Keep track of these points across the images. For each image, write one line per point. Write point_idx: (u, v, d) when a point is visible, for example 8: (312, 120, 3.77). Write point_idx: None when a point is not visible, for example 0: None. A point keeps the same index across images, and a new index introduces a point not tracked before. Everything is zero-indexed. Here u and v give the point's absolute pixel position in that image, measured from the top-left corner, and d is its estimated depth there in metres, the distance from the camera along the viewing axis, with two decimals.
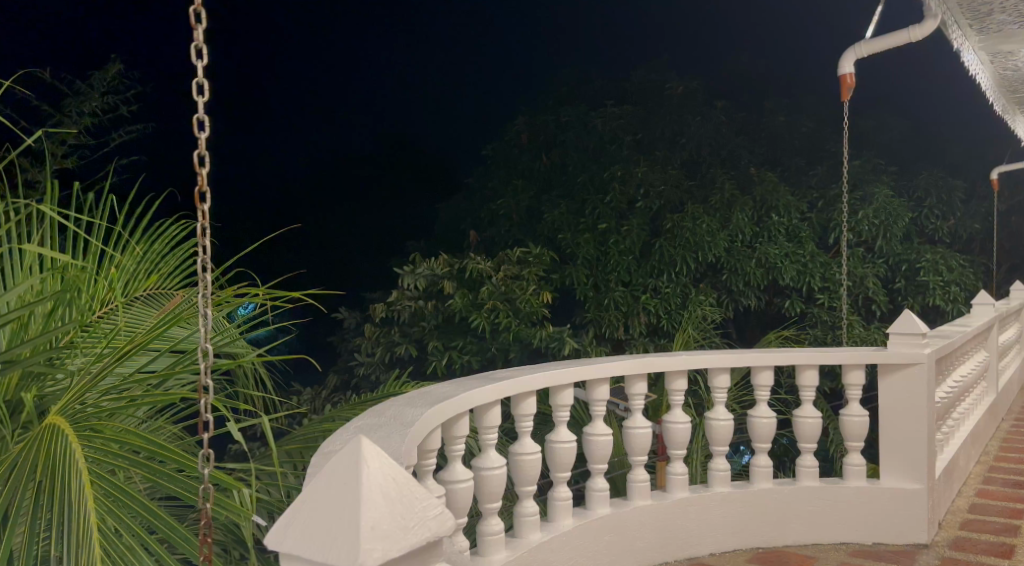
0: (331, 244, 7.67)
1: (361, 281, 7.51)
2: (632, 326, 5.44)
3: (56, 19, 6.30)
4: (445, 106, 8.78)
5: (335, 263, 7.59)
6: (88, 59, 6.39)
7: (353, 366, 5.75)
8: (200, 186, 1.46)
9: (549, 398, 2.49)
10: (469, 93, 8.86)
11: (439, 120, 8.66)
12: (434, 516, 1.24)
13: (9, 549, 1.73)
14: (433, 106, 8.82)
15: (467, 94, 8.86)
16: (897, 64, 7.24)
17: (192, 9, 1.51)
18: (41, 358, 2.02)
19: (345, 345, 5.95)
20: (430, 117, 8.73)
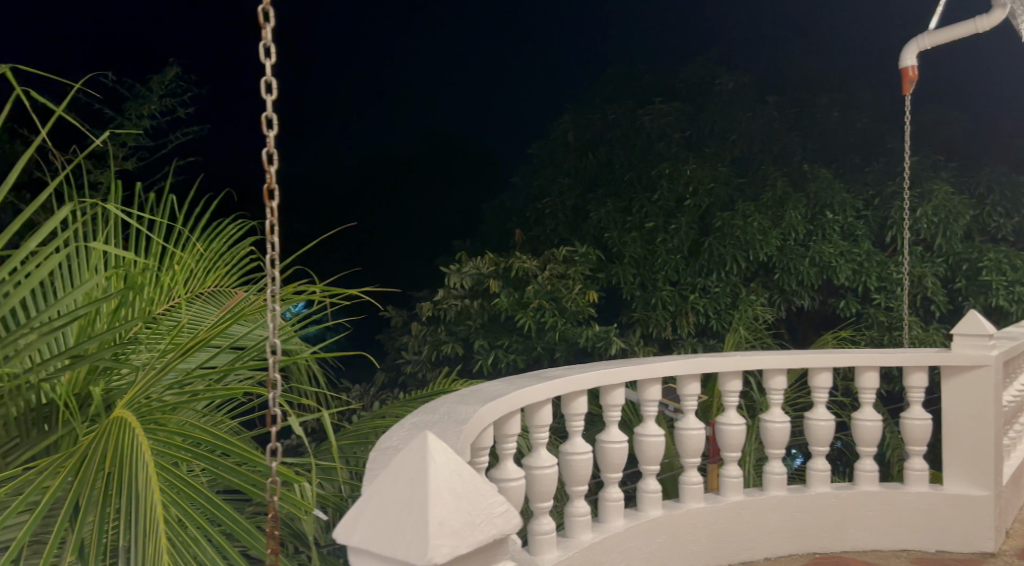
0: (378, 244, 7.54)
1: (405, 282, 7.47)
2: (681, 325, 5.42)
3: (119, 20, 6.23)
4: (491, 97, 8.12)
5: (381, 262, 7.52)
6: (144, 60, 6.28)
7: (400, 364, 5.77)
8: (268, 182, 1.51)
9: (600, 398, 2.47)
10: (513, 80, 8.10)
11: (481, 116, 8.07)
12: (499, 512, 1.24)
13: (79, 538, 1.77)
14: (481, 94, 8.13)
15: (510, 86, 8.10)
16: (971, 54, 6.83)
17: (260, 9, 1.55)
18: (107, 354, 2.06)
19: (392, 343, 5.96)
20: (475, 108, 8.07)
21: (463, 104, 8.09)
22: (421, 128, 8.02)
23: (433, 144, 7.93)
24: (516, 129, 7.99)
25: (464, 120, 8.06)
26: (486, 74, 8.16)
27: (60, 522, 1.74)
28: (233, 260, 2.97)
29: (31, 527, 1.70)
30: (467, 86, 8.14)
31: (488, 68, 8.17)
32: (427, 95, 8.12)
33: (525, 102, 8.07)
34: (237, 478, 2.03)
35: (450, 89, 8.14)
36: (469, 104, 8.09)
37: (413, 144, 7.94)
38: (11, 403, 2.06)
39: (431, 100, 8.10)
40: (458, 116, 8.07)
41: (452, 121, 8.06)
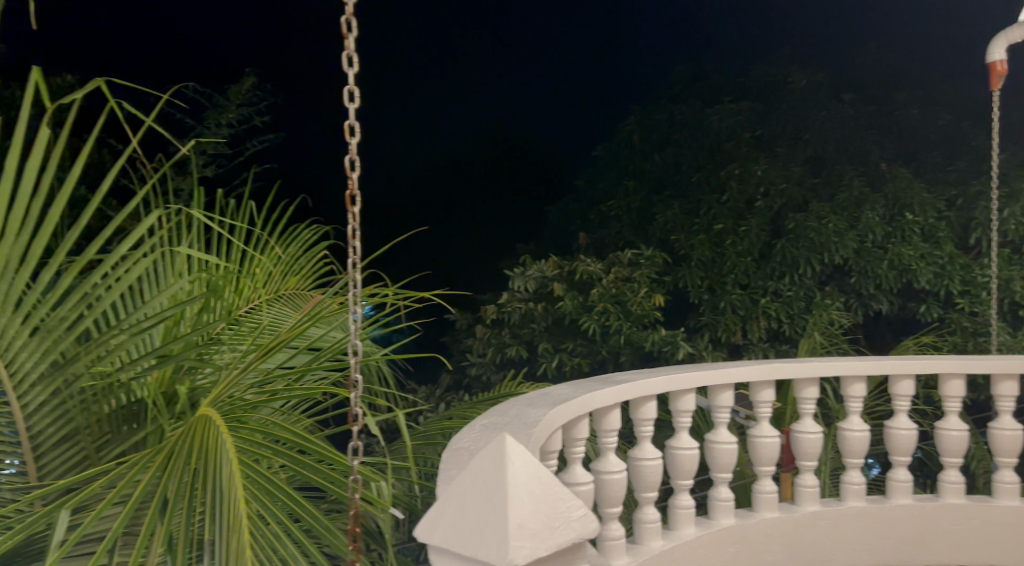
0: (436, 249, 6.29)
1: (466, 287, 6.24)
2: (752, 330, 5.29)
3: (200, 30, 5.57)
4: (562, 84, 6.69)
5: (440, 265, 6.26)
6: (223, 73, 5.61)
7: (465, 367, 5.70)
8: (351, 188, 1.62)
9: (670, 403, 2.47)
10: (582, 64, 6.67)
11: (548, 111, 6.67)
12: (578, 517, 1.30)
13: (168, 532, 1.84)
14: (548, 83, 6.70)
15: (575, 73, 6.69)
16: None
17: (345, 18, 1.62)
18: (191, 354, 2.12)
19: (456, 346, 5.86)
20: (545, 103, 6.67)
21: (534, 98, 6.67)
22: (485, 128, 6.62)
23: (501, 150, 6.60)
24: (586, 128, 6.63)
25: (536, 121, 6.66)
26: (555, 60, 6.69)
27: (151, 517, 1.80)
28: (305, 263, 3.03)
29: (124, 521, 1.74)
30: (535, 75, 6.70)
31: (554, 47, 6.68)
32: (486, 86, 6.63)
33: (593, 95, 6.63)
34: (319, 477, 2.09)
35: (517, 79, 6.68)
36: (539, 98, 6.67)
37: (475, 148, 6.58)
38: (102, 401, 2.14)
39: (492, 93, 6.64)
40: (525, 114, 6.66)
41: (524, 121, 6.65)
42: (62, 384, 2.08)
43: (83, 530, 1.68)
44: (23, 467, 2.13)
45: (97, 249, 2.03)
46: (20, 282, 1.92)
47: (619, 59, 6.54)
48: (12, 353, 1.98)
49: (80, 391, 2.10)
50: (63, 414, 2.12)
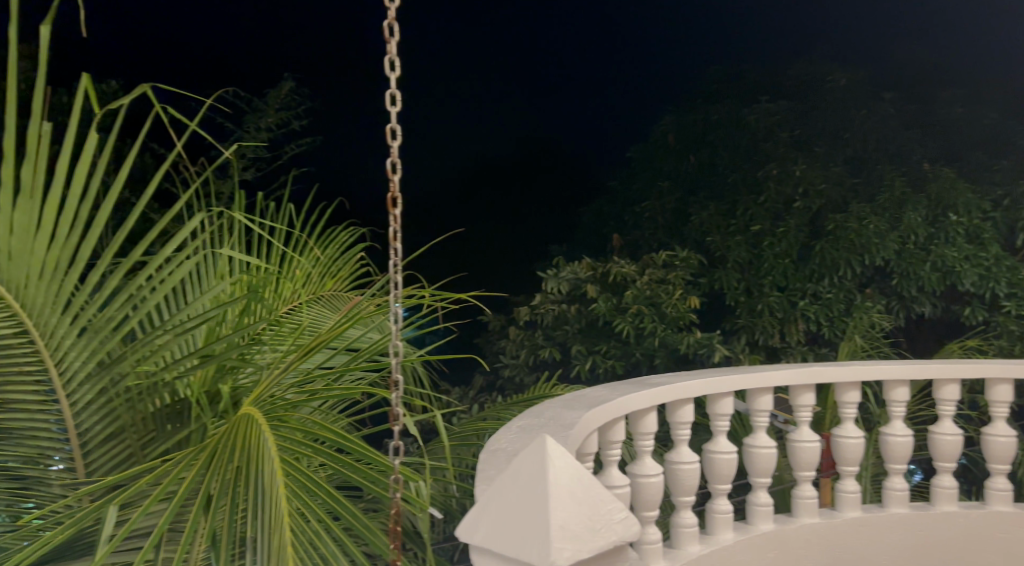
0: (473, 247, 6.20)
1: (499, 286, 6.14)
2: (790, 333, 5.02)
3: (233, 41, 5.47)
4: (589, 87, 6.58)
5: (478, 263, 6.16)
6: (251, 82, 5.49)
7: (500, 368, 5.65)
8: (392, 190, 1.66)
9: (707, 406, 2.46)
10: (609, 65, 6.51)
11: (573, 115, 6.61)
12: (620, 519, 1.32)
13: (211, 528, 1.87)
14: (575, 87, 6.59)
15: (600, 75, 6.55)
16: None
17: (388, 23, 1.67)
18: (233, 354, 2.16)
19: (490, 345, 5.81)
20: (573, 106, 6.60)
21: (562, 102, 6.59)
22: (516, 133, 6.56)
23: (532, 156, 6.57)
24: (614, 130, 6.53)
25: (565, 124, 6.61)
26: (583, 62, 6.52)
27: (195, 513, 1.83)
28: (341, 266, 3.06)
29: (170, 516, 1.77)
30: (563, 78, 6.56)
31: (576, 50, 6.49)
32: (514, 91, 6.52)
33: (621, 99, 6.51)
34: (359, 476, 2.11)
35: (546, 83, 6.55)
36: (566, 102, 6.59)
37: (507, 154, 6.54)
38: (147, 400, 2.18)
39: (522, 98, 6.54)
40: (553, 117, 6.60)
41: (553, 126, 6.60)
42: (108, 382, 2.11)
43: (131, 525, 1.71)
44: (71, 463, 2.16)
45: (143, 251, 2.07)
46: (68, 283, 1.97)
47: (654, 64, 6.32)
48: (61, 351, 2.02)
49: (126, 389, 2.14)
50: (109, 412, 2.15)
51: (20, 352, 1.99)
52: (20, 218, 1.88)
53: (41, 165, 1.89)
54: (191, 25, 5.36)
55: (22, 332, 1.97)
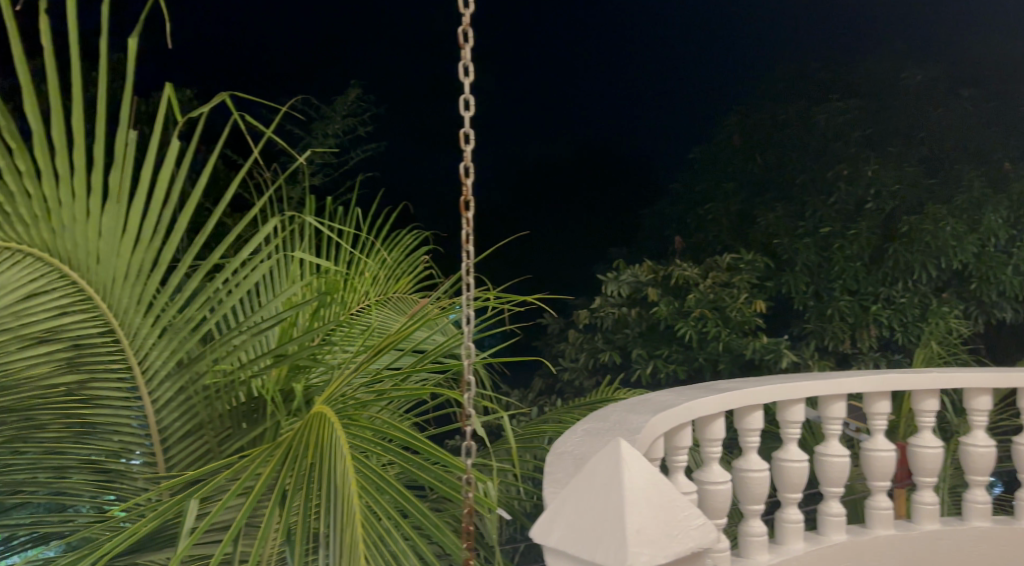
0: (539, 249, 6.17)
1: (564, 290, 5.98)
2: (862, 338, 4.86)
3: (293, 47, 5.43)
4: (646, 86, 6.46)
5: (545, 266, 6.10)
6: (318, 88, 5.44)
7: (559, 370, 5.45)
8: (465, 194, 1.69)
9: (778, 414, 2.43)
10: (667, 64, 6.35)
11: (629, 115, 6.52)
12: (697, 526, 1.33)
13: (287, 524, 1.91)
14: (632, 86, 6.49)
15: (657, 74, 6.41)
16: None
17: (461, 30, 1.71)
18: (306, 354, 2.21)
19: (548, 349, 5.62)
20: (630, 107, 6.51)
21: (618, 103, 6.53)
22: (573, 136, 6.57)
23: (588, 158, 6.54)
24: (671, 129, 6.36)
25: (622, 125, 6.54)
26: (640, 61, 6.42)
27: (270, 509, 1.86)
28: (405, 269, 3.08)
29: (248, 510, 1.82)
30: (619, 79, 6.50)
31: (629, 51, 6.43)
32: (570, 93, 6.56)
33: (678, 96, 6.32)
34: (430, 476, 2.13)
35: (601, 86, 6.53)
36: (622, 103, 6.52)
37: (562, 156, 6.54)
38: (222, 398, 2.24)
39: (577, 101, 6.57)
40: (609, 118, 6.56)
41: (610, 127, 6.56)
42: (187, 380, 2.18)
43: (212, 518, 1.76)
44: (152, 459, 2.22)
45: (220, 254, 2.13)
46: (151, 285, 2.04)
47: (717, 60, 6.06)
48: (143, 350, 2.08)
49: (204, 387, 2.20)
50: (189, 408, 2.21)
51: (105, 350, 2.05)
52: (106, 222, 1.96)
53: (126, 171, 1.96)
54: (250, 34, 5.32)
55: (107, 331, 2.03)
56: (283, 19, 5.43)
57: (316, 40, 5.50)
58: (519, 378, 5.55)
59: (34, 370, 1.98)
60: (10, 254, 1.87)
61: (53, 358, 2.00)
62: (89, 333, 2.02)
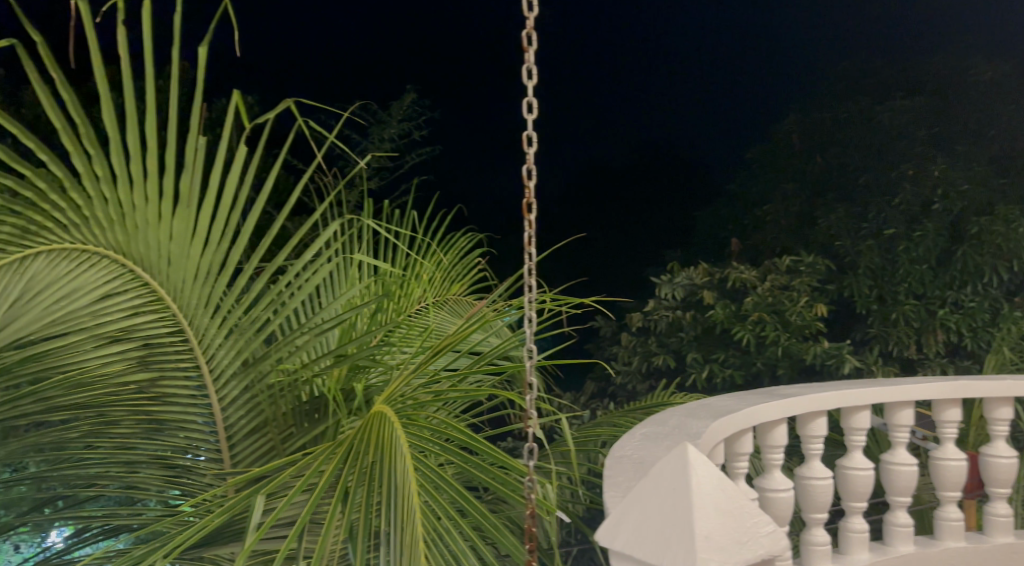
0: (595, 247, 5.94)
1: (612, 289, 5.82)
2: (928, 343, 4.72)
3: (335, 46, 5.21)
4: (702, 76, 6.05)
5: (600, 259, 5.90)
6: (365, 85, 5.24)
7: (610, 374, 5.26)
8: (528, 197, 1.72)
9: (842, 421, 2.40)
10: (723, 57, 5.96)
11: (686, 110, 6.13)
12: (767, 533, 1.32)
13: (349, 521, 1.93)
14: (686, 80, 6.11)
15: (712, 65, 6.02)
16: None
17: (524, 34, 1.74)
18: (365, 356, 2.24)
19: (601, 353, 5.41)
20: (687, 101, 6.13)
21: (674, 98, 6.16)
22: (627, 135, 6.23)
23: (646, 156, 6.16)
24: (731, 123, 5.95)
25: (678, 122, 6.16)
26: (696, 53, 6.04)
27: (333, 506, 1.89)
28: (460, 271, 3.10)
29: (312, 506, 1.85)
30: (672, 75, 6.13)
31: (676, 44, 6.08)
32: (620, 92, 6.25)
33: (738, 87, 5.93)
34: (489, 477, 2.15)
35: (654, 83, 6.18)
36: (678, 97, 6.14)
37: (619, 158, 6.21)
38: (285, 397, 2.28)
39: (630, 98, 6.24)
40: (665, 115, 6.19)
41: (668, 125, 6.18)
42: (252, 379, 2.22)
43: (278, 514, 1.80)
44: (218, 455, 2.27)
45: (284, 257, 2.16)
46: (219, 286, 2.08)
47: (777, 53, 5.75)
48: (210, 349, 2.13)
49: (268, 386, 2.24)
50: (253, 406, 2.25)
51: (174, 350, 2.11)
52: (177, 225, 2.00)
53: (196, 175, 2.00)
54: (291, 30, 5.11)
55: (177, 330, 2.08)
56: (333, 16, 5.23)
57: (364, 39, 5.29)
58: (570, 382, 5.27)
59: (108, 369, 2.05)
60: (86, 255, 1.93)
61: (126, 356, 2.07)
62: (159, 333, 2.08)
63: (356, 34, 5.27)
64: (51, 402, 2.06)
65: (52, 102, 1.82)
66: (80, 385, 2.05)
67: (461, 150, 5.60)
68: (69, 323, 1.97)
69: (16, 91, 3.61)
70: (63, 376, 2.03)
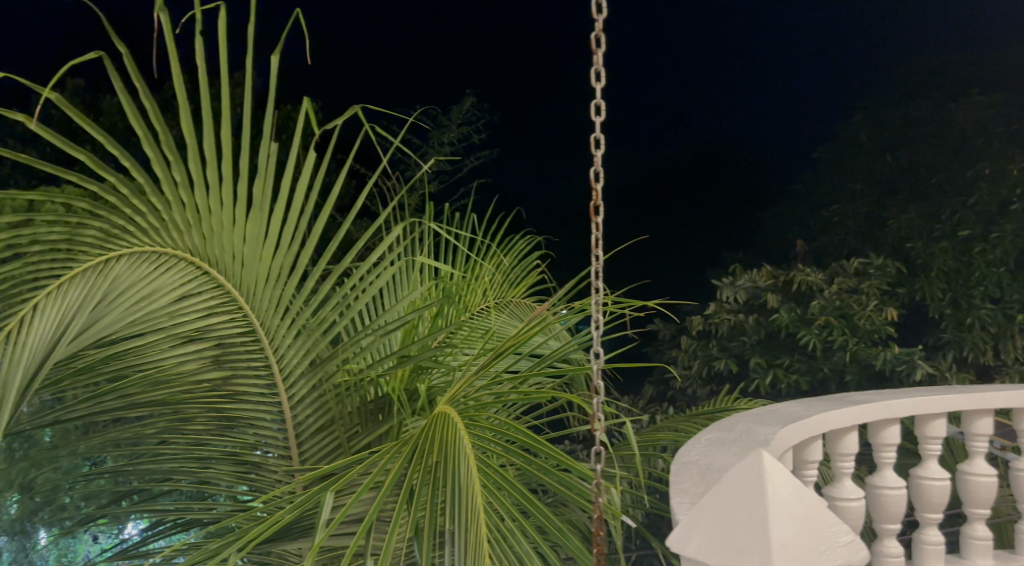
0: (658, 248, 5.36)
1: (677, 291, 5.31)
2: (1006, 351, 4.46)
3: (381, 49, 4.99)
4: (760, 60, 5.30)
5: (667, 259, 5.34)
6: (413, 88, 5.06)
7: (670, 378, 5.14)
8: (595, 199, 1.76)
9: (916, 429, 2.36)
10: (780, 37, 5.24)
11: (748, 98, 5.35)
12: (845, 543, 1.31)
13: (415, 519, 1.96)
14: (742, 66, 5.34)
15: (769, 47, 5.27)
16: None
17: (593, 35, 1.78)
18: (428, 357, 2.27)
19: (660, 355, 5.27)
20: (745, 89, 5.36)
21: (732, 85, 5.37)
22: (686, 128, 5.47)
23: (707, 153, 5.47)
24: (798, 111, 5.28)
25: (739, 113, 5.37)
26: (751, 34, 5.28)
27: (399, 506, 1.92)
28: (519, 274, 3.10)
29: (379, 505, 1.88)
30: (727, 64, 5.36)
31: (731, 22, 5.30)
32: (672, 76, 5.46)
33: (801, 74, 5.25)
34: (552, 480, 2.15)
35: (712, 69, 5.40)
36: (736, 83, 5.37)
37: (678, 154, 5.48)
38: (351, 396, 2.32)
39: (687, 84, 5.45)
40: (724, 105, 5.40)
41: (727, 119, 5.39)
42: (319, 379, 2.26)
43: (347, 511, 1.84)
44: (287, 452, 2.32)
45: (350, 260, 2.20)
46: (288, 288, 2.13)
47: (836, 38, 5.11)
48: (281, 349, 2.17)
49: (335, 386, 2.28)
50: (321, 405, 2.30)
51: (247, 351, 2.16)
52: (251, 230, 2.05)
53: (267, 181, 2.04)
54: (339, 31, 4.90)
55: (249, 331, 2.13)
56: (378, 16, 4.99)
57: (390, 35, 5.03)
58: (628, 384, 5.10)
59: (184, 368, 2.12)
60: (165, 257, 1.98)
61: (201, 355, 2.13)
62: (233, 334, 2.13)
63: (399, 35, 5.04)
64: (130, 400, 2.14)
65: (136, 112, 1.88)
66: (157, 383, 2.13)
67: (514, 153, 5.27)
68: (148, 324, 2.03)
69: (95, 99, 3.71)
70: (142, 374, 2.11)
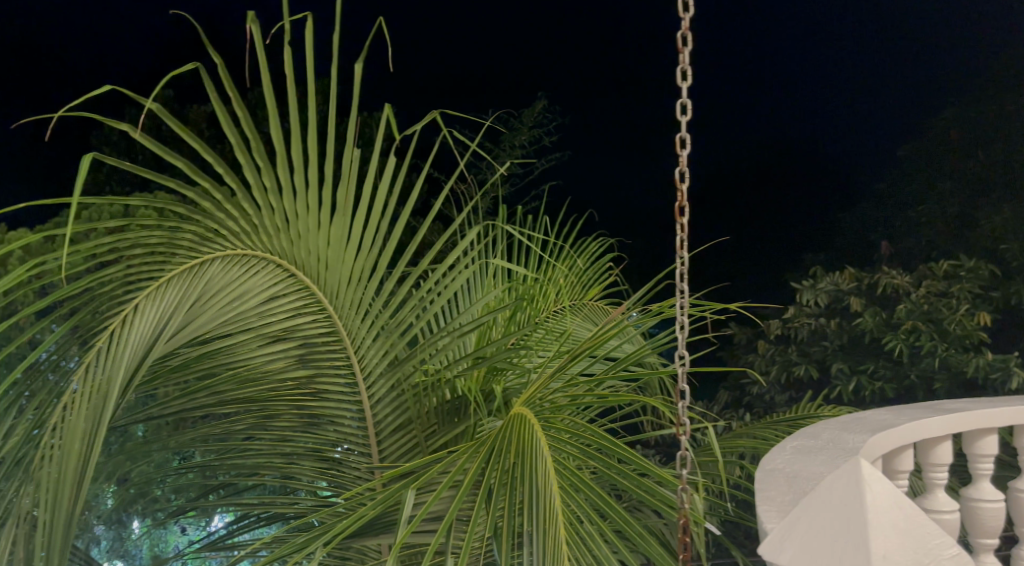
0: (733, 252, 5.04)
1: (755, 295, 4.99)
2: None
3: (450, 50, 4.94)
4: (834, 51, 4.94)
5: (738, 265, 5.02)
6: (482, 90, 5.00)
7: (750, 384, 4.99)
8: (680, 200, 1.78)
9: (1015, 439, 2.29)
10: (858, 26, 4.87)
11: (835, 85, 4.97)
12: (950, 556, 1.27)
13: (494, 520, 1.95)
14: (813, 59, 4.98)
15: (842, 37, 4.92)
16: None
17: (680, 33, 1.78)
18: (504, 358, 2.27)
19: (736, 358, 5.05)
20: (816, 84, 5.00)
21: (802, 79, 5.03)
22: (762, 121, 5.08)
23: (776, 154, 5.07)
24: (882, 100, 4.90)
25: (811, 111, 5.02)
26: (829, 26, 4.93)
27: (479, 506, 1.92)
28: (592, 277, 3.08)
29: (459, 504, 1.89)
30: (799, 59, 5.03)
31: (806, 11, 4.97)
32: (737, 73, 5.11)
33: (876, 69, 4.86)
34: (630, 483, 2.13)
35: (778, 66, 5.07)
36: (816, 75, 4.99)
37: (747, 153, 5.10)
38: (429, 396, 2.34)
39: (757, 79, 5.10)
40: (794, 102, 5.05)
41: (801, 111, 5.04)
42: (398, 378, 2.27)
43: (428, 508, 1.84)
44: (367, 449, 2.35)
45: (427, 261, 2.21)
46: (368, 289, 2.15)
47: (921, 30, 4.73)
48: (361, 349, 2.20)
49: (413, 385, 2.30)
50: (400, 404, 2.32)
51: (330, 351, 2.19)
52: (334, 232, 2.08)
53: (350, 185, 2.07)
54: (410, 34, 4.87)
55: (330, 331, 2.16)
56: (450, 16, 4.93)
57: (462, 37, 4.98)
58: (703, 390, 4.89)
59: (270, 366, 2.16)
60: (253, 259, 2.03)
61: (288, 354, 2.17)
62: (318, 334, 2.16)
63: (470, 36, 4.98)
64: (220, 397, 2.21)
65: (228, 118, 1.92)
66: (244, 380, 2.19)
67: (579, 157, 5.14)
68: (239, 324, 2.08)
69: (184, 109, 3.81)
70: (231, 372, 2.17)
